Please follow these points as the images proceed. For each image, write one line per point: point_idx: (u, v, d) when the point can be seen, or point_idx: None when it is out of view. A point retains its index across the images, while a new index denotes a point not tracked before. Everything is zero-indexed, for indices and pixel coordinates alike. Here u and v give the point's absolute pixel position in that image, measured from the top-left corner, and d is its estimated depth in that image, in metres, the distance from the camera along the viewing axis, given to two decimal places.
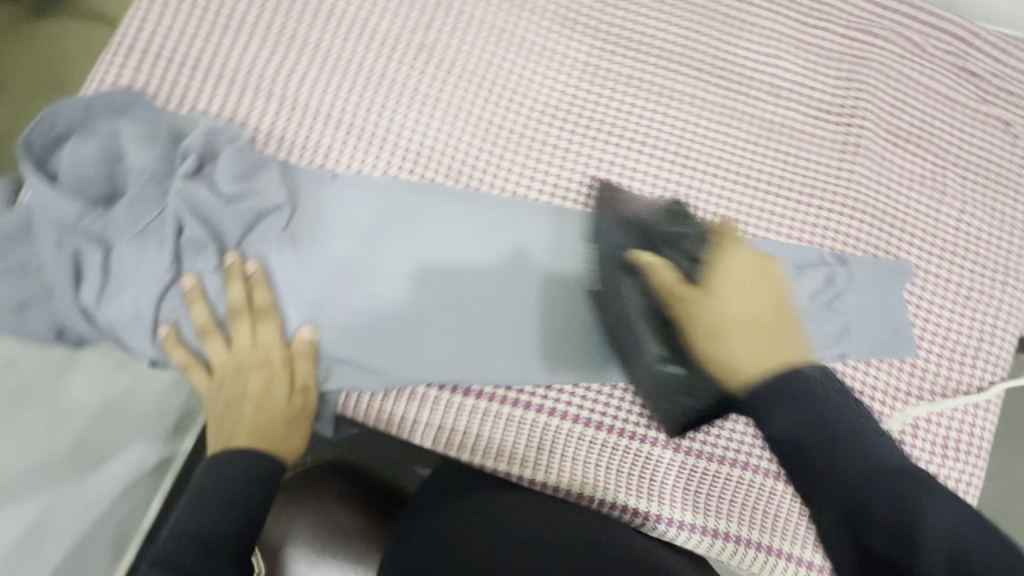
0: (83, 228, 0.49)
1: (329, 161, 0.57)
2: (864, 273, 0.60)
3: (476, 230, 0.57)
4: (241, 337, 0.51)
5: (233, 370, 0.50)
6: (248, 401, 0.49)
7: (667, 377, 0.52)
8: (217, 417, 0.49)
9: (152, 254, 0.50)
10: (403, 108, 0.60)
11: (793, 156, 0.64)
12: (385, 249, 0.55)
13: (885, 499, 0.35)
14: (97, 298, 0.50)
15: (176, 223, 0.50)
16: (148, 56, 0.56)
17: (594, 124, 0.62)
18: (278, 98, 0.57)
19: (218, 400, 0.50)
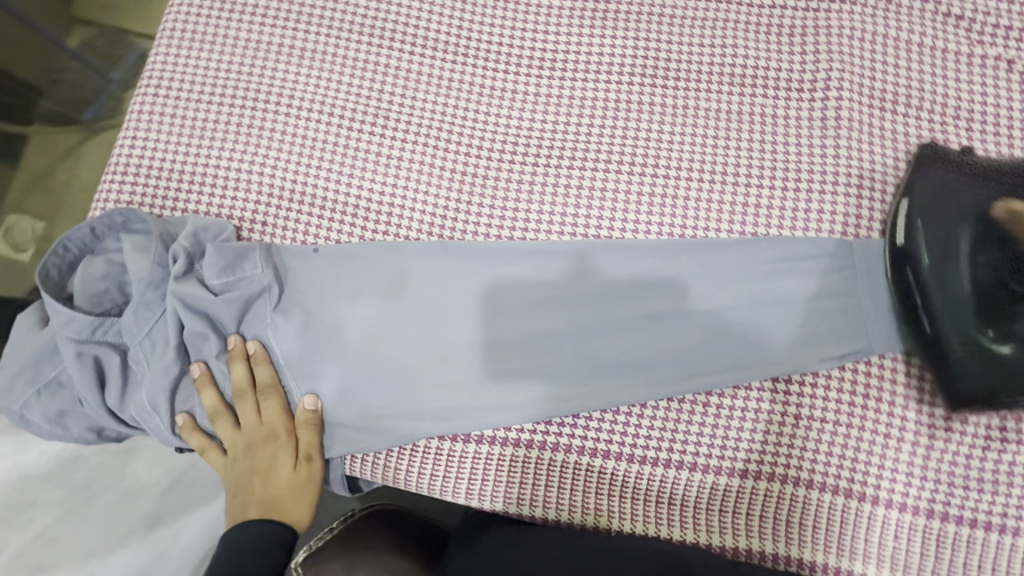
0: (99, 339, 0.54)
1: (309, 237, 0.60)
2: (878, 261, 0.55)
3: (477, 288, 0.58)
4: (246, 416, 0.54)
5: (243, 448, 0.54)
6: (260, 476, 0.53)
7: (986, 351, 0.50)
8: (232, 492, 0.53)
9: (161, 352, 0.54)
10: (370, 172, 0.62)
11: (770, 144, 0.60)
12: (382, 321, 0.57)
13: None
14: (122, 398, 0.55)
15: (178, 320, 0.54)
16: (139, 168, 0.61)
17: (556, 153, 0.62)
18: (254, 186, 0.61)
19: (231, 477, 0.54)
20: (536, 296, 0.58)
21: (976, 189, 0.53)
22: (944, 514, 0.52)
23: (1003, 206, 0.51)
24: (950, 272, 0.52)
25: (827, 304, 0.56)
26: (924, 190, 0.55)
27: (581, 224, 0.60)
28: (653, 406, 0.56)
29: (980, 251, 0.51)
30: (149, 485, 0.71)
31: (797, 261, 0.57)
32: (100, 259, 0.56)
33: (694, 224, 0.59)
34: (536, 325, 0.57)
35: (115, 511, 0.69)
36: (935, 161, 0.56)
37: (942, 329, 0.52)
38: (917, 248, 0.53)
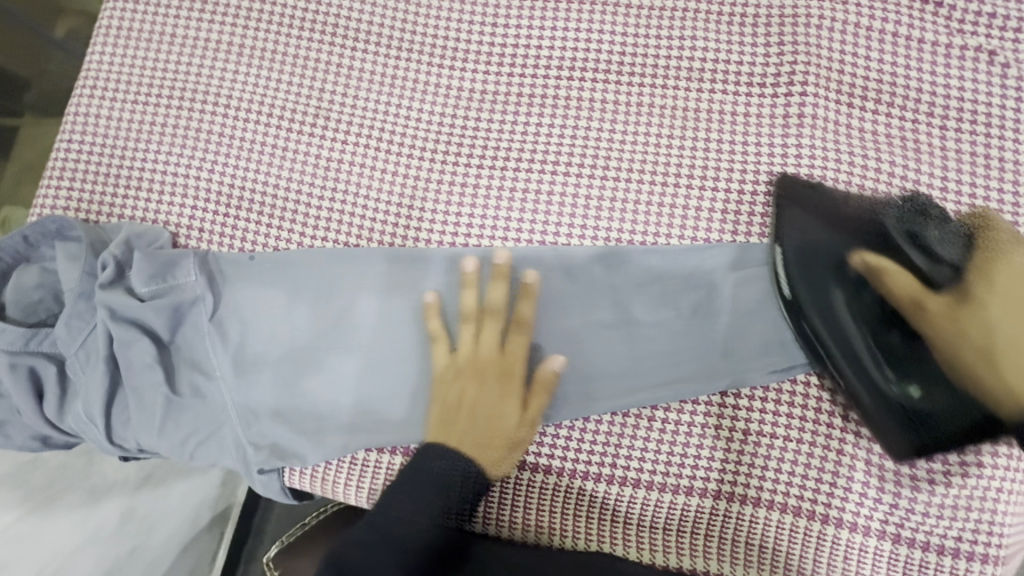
0: (33, 350, 0.54)
1: (247, 243, 0.58)
2: None
3: (411, 296, 0.56)
4: (513, 340, 0.53)
5: (504, 372, 0.52)
6: (485, 415, 0.51)
7: (893, 395, 0.48)
8: (498, 421, 0.51)
9: (94, 364, 0.54)
10: (310, 177, 0.59)
11: (727, 145, 0.57)
12: (312, 332, 0.56)
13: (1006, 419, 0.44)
14: (60, 409, 0.54)
15: (108, 332, 0.53)
16: (75, 173, 0.60)
17: (502, 154, 0.59)
18: (191, 191, 0.59)
19: (482, 408, 0.51)
20: None
21: (830, 234, 0.52)
22: (895, 536, 0.50)
23: (859, 257, 0.50)
24: (835, 318, 0.50)
25: (775, 315, 0.53)
26: (790, 238, 0.52)
27: (525, 229, 0.57)
28: (596, 420, 0.54)
29: (849, 293, 0.50)
30: (118, 483, 0.75)
31: (746, 267, 0.54)
32: (34, 269, 0.55)
33: (642, 229, 0.56)
34: None
35: (84, 508, 0.70)
36: (793, 198, 0.54)
37: (853, 384, 0.49)
38: (803, 315, 0.51)
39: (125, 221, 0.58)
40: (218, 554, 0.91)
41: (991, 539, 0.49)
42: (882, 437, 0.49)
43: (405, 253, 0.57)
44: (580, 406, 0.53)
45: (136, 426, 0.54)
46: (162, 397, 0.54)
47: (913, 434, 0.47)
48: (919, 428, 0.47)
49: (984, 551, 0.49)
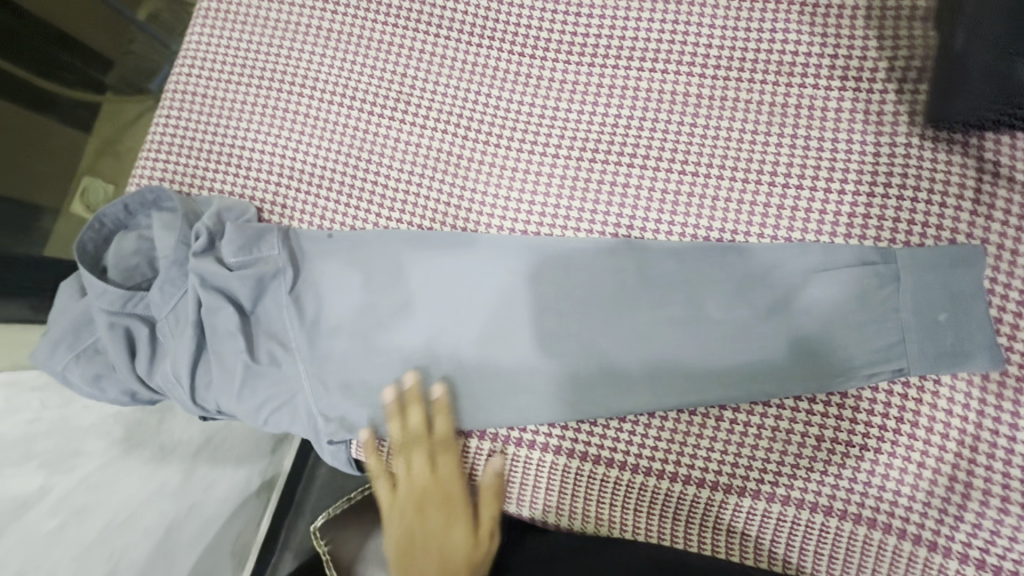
0: (129, 311, 0.57)
1: (325, 220, 0.61)
2: (920, 275, 0.50)
3: (480, 283, 0.57)
4: (443, 462, 0.55)
5: (445, 495, 0.55)
6: (432, 541, 0.54)
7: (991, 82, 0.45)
8: (446, 549, 0.53)
9: (183, 327, 0.57)
10: (388, 158, 0.61)
11: (814, 141, 0.55)
12: (383, 310, 0.57)
13: None
14: (150, 367, 0.58)
15: (197, 297, 0.56)
16: (170, 147, 0.63)
17: (578, 142, 0.59)
18: (275, 167, 0.62)
19: (428, 537, 0.54)
20: (544, 295, 0.55)
21: None
22: (979, 562, 0.47)
23: None
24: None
25: (859, 320, 0.51)
26: None
27: (598, 220, 0.57)
28: (661, 415, 0.53)
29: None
30: (182, 443, 0.81)
31: (829, 267, 0.52)
32: (132, 236, 0.59)
33: (719, 225, 0.55)
34: (541, 325, 0.55)
35: (150, 466, 0.75)
36: None
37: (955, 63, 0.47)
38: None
39: (213, 194, 0.61)
40: (263, 521, 0.96)
41: None
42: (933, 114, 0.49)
43: (478, 237, 0.58)
44: (650, 400, 0.52)
45: (218, 389, 0.57)
46: (241, 362, 0.56)
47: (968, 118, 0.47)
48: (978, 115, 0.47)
49: None
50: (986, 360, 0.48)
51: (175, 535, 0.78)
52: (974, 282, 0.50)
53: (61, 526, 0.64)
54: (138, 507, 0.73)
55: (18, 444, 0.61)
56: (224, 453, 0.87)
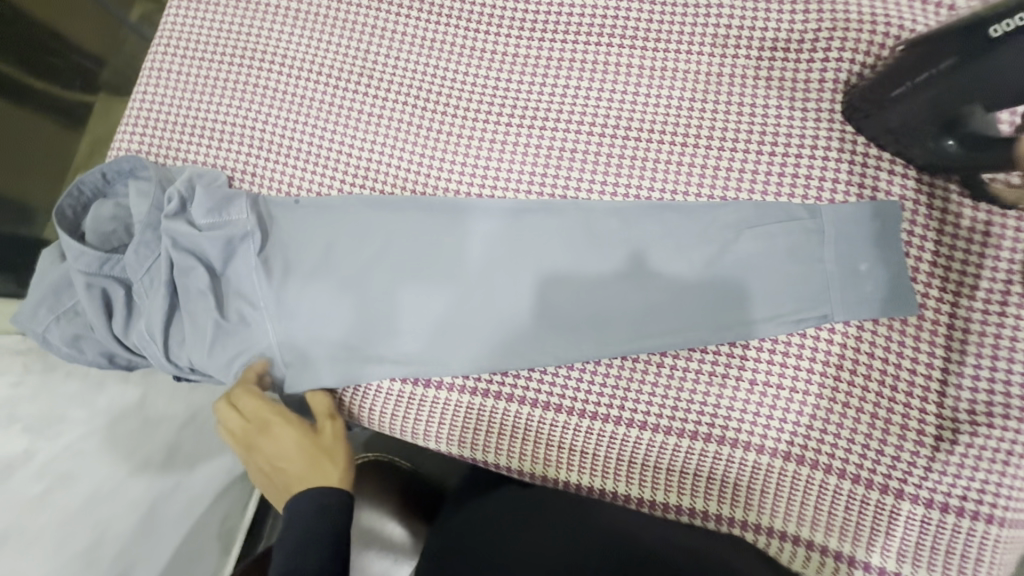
0: (106, 273, 0.61)
1: (294, 188, 0.64)
2: (842, 228, 0.54)
3: (437, 242, 0.60)
4: (251, 405, 0.57)
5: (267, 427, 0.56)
6: (279, 468, 0.55)
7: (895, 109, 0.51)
8: (292, 467, 0.54)
9: (156, 287, 0.60)
10: (352, 129, 0.65)
11: (748, 105, 0.59)
12: (345, 269, 0.61)
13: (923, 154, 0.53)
14: (126, 326, 0.61)
15: (169, 258, 0.60)
16: (146, 122, 0.67)
17: (529, 112, 0.63)
18: (246, 138, 0.65)
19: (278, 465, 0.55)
20: (495, 253, 0.59)
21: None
22: (898, 492, 0.51)
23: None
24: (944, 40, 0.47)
25: (789, 272, 0.54)
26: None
27: (548, 183, 0.61)
28: (606, 364, 0.57)
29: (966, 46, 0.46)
30: (165, 418, 0.82)
31: (763, 222, 0.55)
32: (110, 204, 0.62)
33: (661, 187, 0.59)
34: (493, 280, 0.59)
35: (135, 438, 0.77)
36: None
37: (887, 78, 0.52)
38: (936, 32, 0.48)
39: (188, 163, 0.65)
40: (249, 505, 0.96)
41: (1000, 501, 0.49)
42: (852, 98, 0.55)
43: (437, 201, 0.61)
44: (594, 348, 0.56)
45: (190, 346, 0.60)
46: (211, 320, 0.60)
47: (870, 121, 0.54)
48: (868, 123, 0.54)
49: (993, 513, 0.49)
50: (900, 307, 0.52)
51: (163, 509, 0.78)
52: (891, 233, 0.53)
53: (48, 490, 0.66)
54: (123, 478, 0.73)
55: (4, 406, 0.66)
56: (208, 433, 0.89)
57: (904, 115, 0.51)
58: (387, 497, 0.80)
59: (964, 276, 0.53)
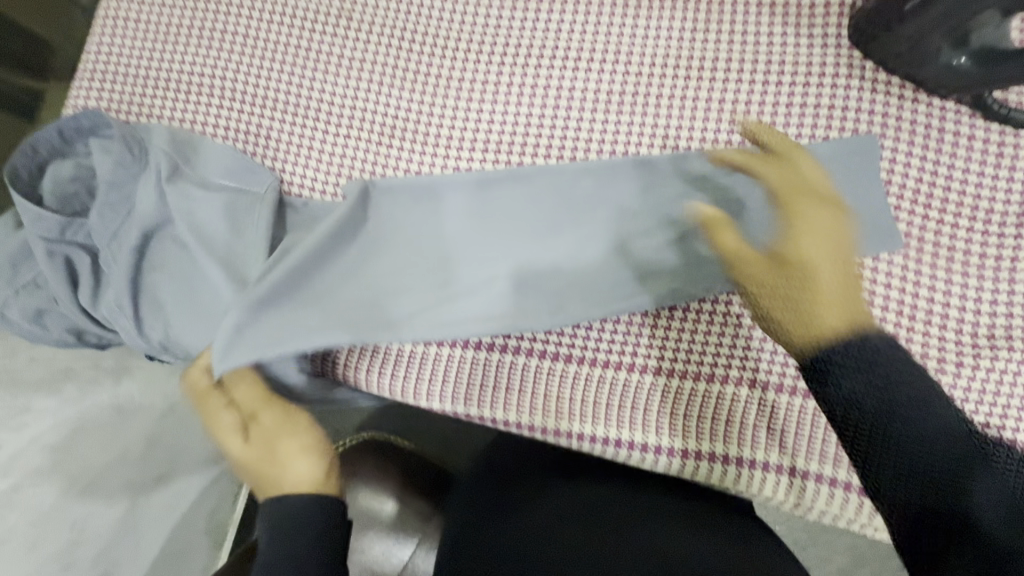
0: (70, 238, 0.56)
1: (271, 140, 0.59)
2: (847, 159, 0.52)
3: (413, 215, 0.55)
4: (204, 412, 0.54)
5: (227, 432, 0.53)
6: (249, 471, 0.53)
7: (902, 34, 0.49)
8: (260, 469, 0.52)
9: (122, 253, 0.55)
10: (332, 75, 0.60)
11: (753, 33, 0.56)
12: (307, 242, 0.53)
13: (932, 78, 0.51)
14: (92, 296, 0.56)
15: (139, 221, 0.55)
16: (107, 74, 0.61)
17: (522, 50, 0.59)
18: (217, 88, 0.60)
19: (248, 466, 0.53)
20: (477, 226, 0.55)
21: None
22: None
23: None
24: None
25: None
26: None
27: (546, 123, 0.58)
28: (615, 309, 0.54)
29: None
30: (142, 409, 0.77)
31: (740, 165, 0.54)
32: (70, 163, 0.57)
33: (665, 121, 0.56)
34: (477, 252, 0.55)
35: (111, 432, 0.72)
36: None
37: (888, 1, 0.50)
38: None
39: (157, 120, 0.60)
40: (237, 501, 0.92)
41: None
42: (856, 28, 0.53)
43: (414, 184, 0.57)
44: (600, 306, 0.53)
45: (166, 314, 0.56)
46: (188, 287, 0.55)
47: (877, 49, 0.52)
48: (876, 53, 0.53)
49: None
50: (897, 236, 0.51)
51: (145, 509, 0.74)
52: (873, 168, 0.52)
53: (15, 487, 0.60)
54: (102, 475, 0.69)
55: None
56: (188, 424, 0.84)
57: (909, 38, 0.49)
58: (388, 477, 0.78)
59: (977, 199, 0.51)
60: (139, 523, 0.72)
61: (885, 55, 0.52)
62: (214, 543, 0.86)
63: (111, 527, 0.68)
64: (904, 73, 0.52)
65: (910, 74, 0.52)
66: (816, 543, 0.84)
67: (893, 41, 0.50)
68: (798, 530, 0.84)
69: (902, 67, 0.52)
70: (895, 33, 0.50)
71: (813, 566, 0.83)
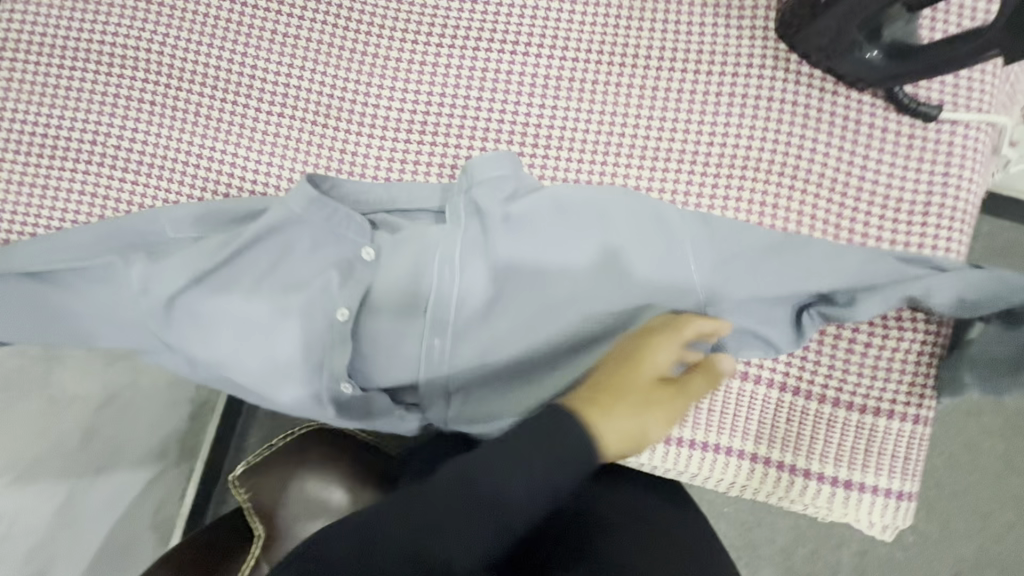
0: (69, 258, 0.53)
1: (202, 117, 0.57)
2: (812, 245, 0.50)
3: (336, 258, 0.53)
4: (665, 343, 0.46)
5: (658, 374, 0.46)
6: (636, 425, 0.45)
7: (818, 32, 0.52)
8: (651, 407, 0.45)
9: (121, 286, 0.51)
10: (264, 50, 0.58)
11: (687, 22, 0.57)
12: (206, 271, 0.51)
13: (849, 73, 0.53)
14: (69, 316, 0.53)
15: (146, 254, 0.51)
16: (27, 48, 0.58)
17: (460, 29, 0.58)
18: (145, 64, 0.58)
19: (643, 399, 0.45)
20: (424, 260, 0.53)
21: None
22: (835, 400, 0.53)
23: None
24: None
25: (712, 200, 0.55)
26: None
27: (483, 106, 0.57)
28: None
29: None
30: (80, 395, 0.71)
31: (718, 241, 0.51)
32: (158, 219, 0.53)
33: (601, 107, 0.57)
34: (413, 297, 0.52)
35: (43, 423, 0.67)
36: None
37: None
38: None
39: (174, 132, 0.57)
40: (185, 496, 0.90)
41: (923, 401, 0.52)
42: (779, 25, 0.55)
43: (386, 199, 0.55)
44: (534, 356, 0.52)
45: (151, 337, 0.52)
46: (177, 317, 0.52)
47: (799, 45, 0.54)
48: (798, 51, 0.55)
49: (919, 414, 0.52)
50: (812, 223, 0.54)
51: (73, 503, 0.70)
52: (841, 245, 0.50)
53: None
54: (30, 467, 0.65)
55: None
56: (138, 410, 0.80)
57: (825, 34, 0.51)
58: (332, 467, 0.76)
59: (892, 186, 0.54)
60: (67, 513, 0.69)
61: (805, 51, 0.54)
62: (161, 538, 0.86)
63: (35, 522, 0.65)
64: (824, 68, 0.55)
65: (828, 67, 0.54)
66: (762, 523, 0.87)
67: (812, 37, 0.53)
68: (746, 510, 0.87)
69: (822, 63, 0.54)
70: (810, 28, 0.52)
71: (758, 543, 0.86)
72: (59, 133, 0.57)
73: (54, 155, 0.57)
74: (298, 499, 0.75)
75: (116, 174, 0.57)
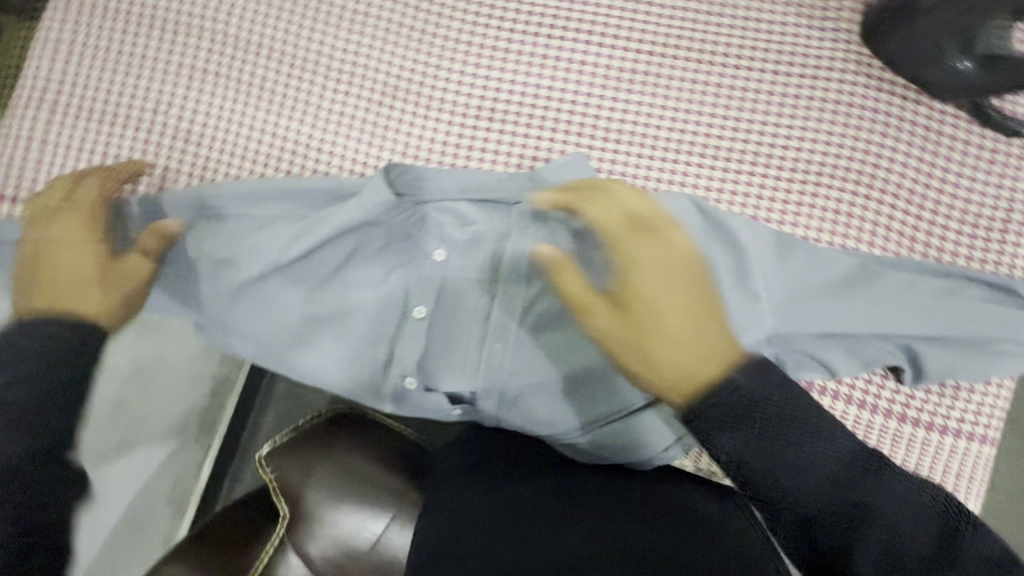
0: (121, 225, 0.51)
1: (264, 90, 0.55)
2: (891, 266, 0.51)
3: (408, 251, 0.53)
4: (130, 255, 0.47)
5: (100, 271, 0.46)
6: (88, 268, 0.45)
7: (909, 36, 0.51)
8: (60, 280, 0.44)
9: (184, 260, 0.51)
10: (331, 24, 0.56)
11: (770, 23, 0.56)
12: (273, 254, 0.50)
13: (936, 82, 0.52)
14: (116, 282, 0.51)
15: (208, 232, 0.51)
16: (80, 7, 0.55)
17: (535, 16, 0.57)
18: (205, 31, 0.55)
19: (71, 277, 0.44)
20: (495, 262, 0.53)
21: None
22: (900, 417, 0.51)
23: None
24: None
25: (789, 204, 0.53)
26: None
27: (556, 95, 0.55)
28: None
29: None
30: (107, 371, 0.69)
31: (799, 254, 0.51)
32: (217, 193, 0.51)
33: (677, 103, 0.55)
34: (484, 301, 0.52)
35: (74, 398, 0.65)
36: None
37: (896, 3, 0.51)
38: None
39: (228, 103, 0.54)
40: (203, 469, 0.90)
41: (989, 422, 0.52)
42: (865, 29, 0.54)
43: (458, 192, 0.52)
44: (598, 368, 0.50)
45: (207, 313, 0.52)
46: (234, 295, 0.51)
47: (885, 50, 0.53)
48: (883, 56, 0.54)
49: (983, 433, 0.52)
50: (889, 234, 0.53)
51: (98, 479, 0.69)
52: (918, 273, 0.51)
53: None
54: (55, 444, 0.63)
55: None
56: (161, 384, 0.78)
57: (917, 40, 0.50)
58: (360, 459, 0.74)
59: (970, 203, 0.53)
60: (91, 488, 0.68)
61: (892, 57, 0.53)
62: (177, 510, 0.85)
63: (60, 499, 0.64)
64: (909, 77, 0.53)
65: (914, 76, 0.53)
66: None
67: (901, 42, 0.51)
68: None
69: (907, 70, 0.53)
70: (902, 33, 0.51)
71: None
72: (110, 97, 0.54)
73: (105, 123, 0.54)
74: (328, 484, 0.72)
75: (169, 144, 0.54)
